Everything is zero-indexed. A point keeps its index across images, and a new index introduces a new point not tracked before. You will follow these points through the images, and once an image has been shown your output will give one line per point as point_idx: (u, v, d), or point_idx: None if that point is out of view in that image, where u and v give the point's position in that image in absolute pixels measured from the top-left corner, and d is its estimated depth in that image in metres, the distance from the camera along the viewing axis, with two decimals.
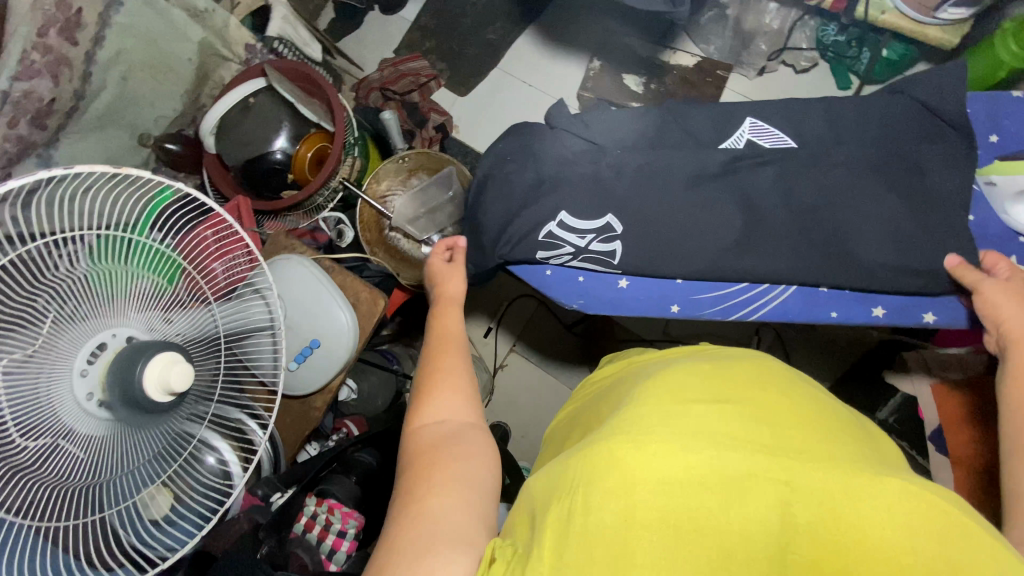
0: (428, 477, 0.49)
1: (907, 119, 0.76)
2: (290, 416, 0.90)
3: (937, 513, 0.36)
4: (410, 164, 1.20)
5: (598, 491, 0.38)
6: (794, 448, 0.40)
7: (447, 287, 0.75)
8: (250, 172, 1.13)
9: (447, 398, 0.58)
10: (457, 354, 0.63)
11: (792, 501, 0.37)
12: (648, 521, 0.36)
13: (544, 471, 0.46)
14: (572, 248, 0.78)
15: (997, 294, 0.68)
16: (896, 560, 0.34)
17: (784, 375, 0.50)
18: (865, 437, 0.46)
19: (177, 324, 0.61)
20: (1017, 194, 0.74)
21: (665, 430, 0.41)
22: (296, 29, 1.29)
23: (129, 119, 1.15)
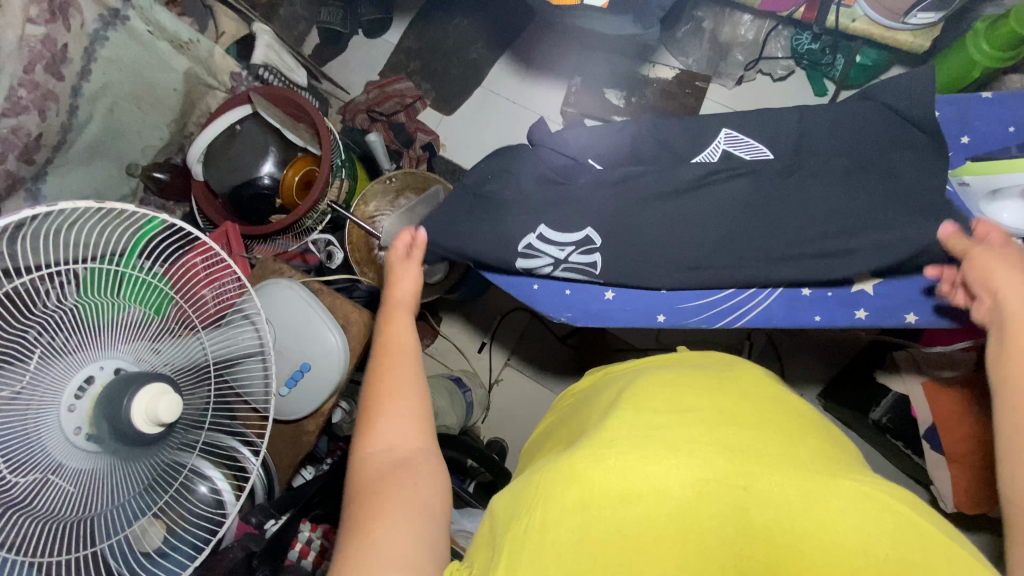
0: (382, 496, 0.50)
1: (881, 126, 0.78)
2: (282, 440, 0.90)
3: (887, 514, 0.39)
4: (398, 184, 1.21)
5: (559, 506, 0.40)
6: (755, 454, 0.43)
7: (398, 290, 0.73)
8: (237, 199, 1.14)
9: (392, 415, 0.57)
10: (404, 365, 0.62)
11: (747, 506, 0.39)
12: (606, 534, 0.38)
13: (509, 488, 0.47)
14: (552, 259, 0.81)
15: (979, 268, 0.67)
16: (850, 559, 0.36)
17: (753, 388, 0.54)
18: (829, 442, 0.49)
19: (164, 353, 0.61)
20: (990, 194, 0.75)
21: (627, 445, 0.43)
22: (281, 56, 1.30)
23: (117, 149, 1.16)
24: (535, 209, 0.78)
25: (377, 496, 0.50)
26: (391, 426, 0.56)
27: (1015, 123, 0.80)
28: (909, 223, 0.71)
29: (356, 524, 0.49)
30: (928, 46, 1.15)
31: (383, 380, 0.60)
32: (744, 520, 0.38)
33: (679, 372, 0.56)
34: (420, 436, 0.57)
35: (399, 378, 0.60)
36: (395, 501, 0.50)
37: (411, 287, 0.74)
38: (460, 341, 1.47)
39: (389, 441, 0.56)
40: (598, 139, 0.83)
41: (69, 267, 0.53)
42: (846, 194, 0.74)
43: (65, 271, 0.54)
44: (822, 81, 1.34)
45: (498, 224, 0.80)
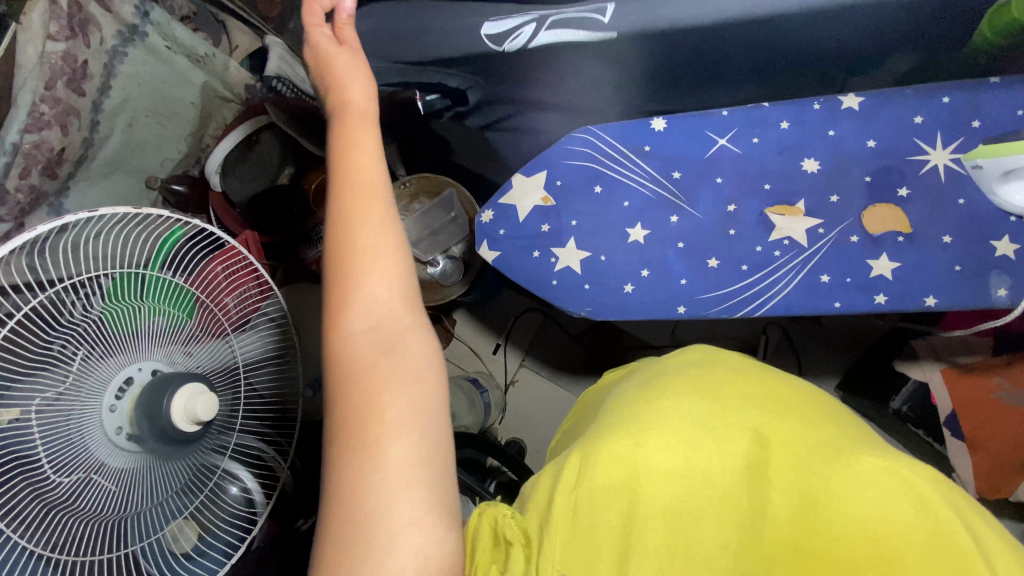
0: (375, 397, 0.49)
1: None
2: (305, 443, 0.91)
3: (909, 487, 0.39)
4: (411, 190, 1.21)
5: (592, 490, 0.41)
6: (780, 434, 0.44)
7: (347, 97, 0.62)
8: (254, 208, 1.15)
9: (368, 281, 0.54)
10: (370, 209, 0.56)
11: (771, 493, 0.40)
12: (633, 522, 0.39)
13: (541, 476, 0.49)
14: (537, 17, 0.61)
15: None
16: (872, 538, 0.37)
17: (767, 373, 0.55)
18: (847, 420, 0.50)
19: (196, 357, 0.63)
20: (1003, 177, 0.68)
21: (652, 426, 0.44)
22: (293, 66, 1.29)
23: (137, 163, 1.19)
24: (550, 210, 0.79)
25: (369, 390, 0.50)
26: (372, 303, 0.53)
27: None
28: (921, 210, 0.72)
29: (350, 419, 0.49)
30: None
31: (354, 249, 0.54)
32: (768, 507, 0.39)
33: (692, 360, 0.57)
34: (397, 297, 0.54)
35: (369, 236, 0.55)
36: (391, 405, 0.49)
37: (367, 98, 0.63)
38: (475, 343, 1.48)
39: (368, 307, 0.53)
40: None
41: (100, 273, 0.54)
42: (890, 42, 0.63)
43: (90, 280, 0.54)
44: None
45: None
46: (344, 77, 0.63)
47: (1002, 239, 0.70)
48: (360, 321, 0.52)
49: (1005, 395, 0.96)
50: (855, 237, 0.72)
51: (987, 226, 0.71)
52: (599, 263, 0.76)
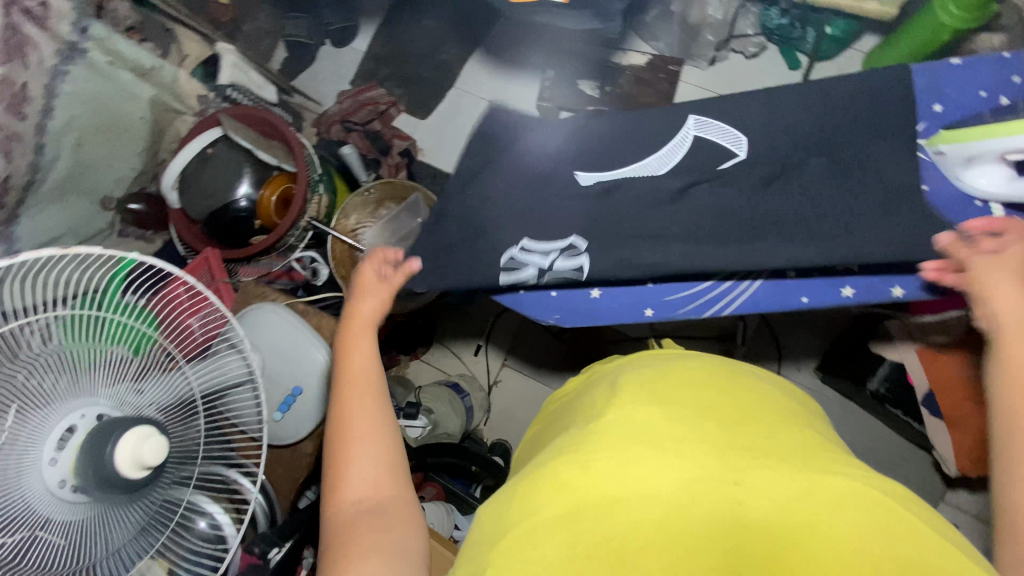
0: (352, 557, 0.47)
1: (886, 90, 0.72)
2: (281, 466, 0.88)
3: (874, 504, 0.39)
4: (377, 196, 1.19)
5: (545, 527, 0.40)
6: (740, 447, 0.44)
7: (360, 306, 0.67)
8: (217, 223, 1.12)
9: (358, 464, 0.53)
10: (368, 402, 0.58)
11: (742, 500, 0.39)
12: (594, 544, 0.38)
13: (492, 504, 0.48)
14: (537, 268, 0.76)
15: (992, 272, 0.60)
16: (844, 549, 0.36)
17: (729, 377, 0.56)
18: (810, 430, 0.50)
19: (148, 393, 0.60)
20: (965, 162, 0.66)
21: (607, 454, 0.45)
22: (247, 73, 1.31)
23: (90, 184, 1.14)
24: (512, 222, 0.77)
25: (348, 544, 0.48)
26: (359, 473, 0.53)
27: (1017, 72, 0.72)
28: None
29: None
30: (891, 12, 1.15)
31: (347, 420, 0.56)
32: (738, 516, 0.38)
33: (650, 367, 0.58)
34: (391, 480, 0.54)
35: (365, 418, 0.56)
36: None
37: (375, 306, 0.67)
38: (456, 345, 1.47)
39: (359, 488, 0.52)
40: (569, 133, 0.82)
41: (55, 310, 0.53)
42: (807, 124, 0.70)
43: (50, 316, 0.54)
44: (793, 53, 1.34)
45: (474, 234, 0.79)
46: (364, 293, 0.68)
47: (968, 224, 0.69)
48: (347, 482, 0.53)
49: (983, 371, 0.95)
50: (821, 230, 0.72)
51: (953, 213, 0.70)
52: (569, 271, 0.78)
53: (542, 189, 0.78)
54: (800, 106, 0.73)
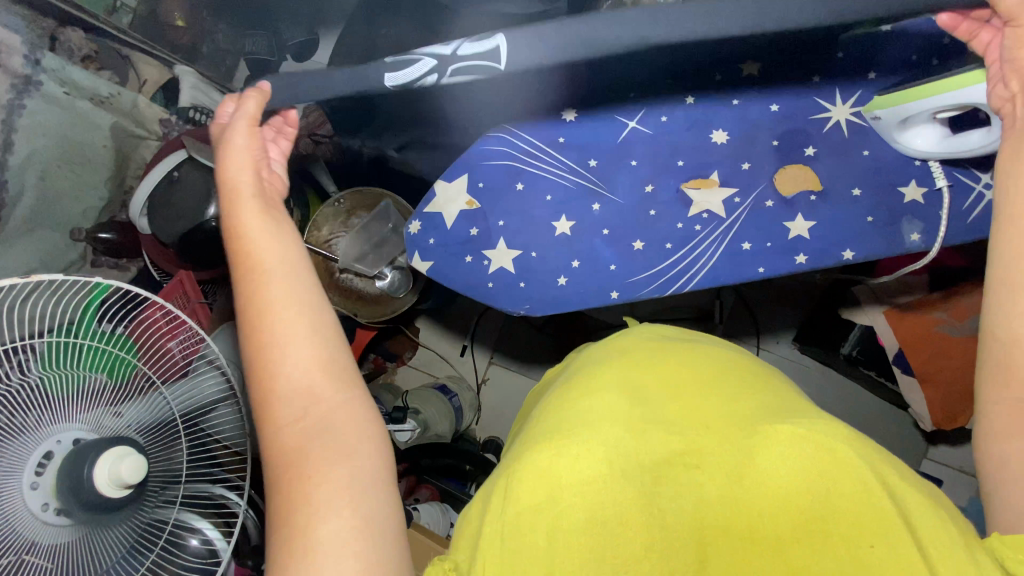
0: (306, 457, 0.48)
1: (825, 60, 0.74)
2: None
3: (822, 454, 0.42)
4: (347, 206, 1.17)
5: (528, 508, 0.41)
6: (699, 420, 0.47)
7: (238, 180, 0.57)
8: (186, 246, 1.11)
9: (288, 361, 0.50)
10: (279, 287, 0.52)
11: (702, 479, 0.42)
12: (569, 526, 0.40)
13: (474, 506, 0.48)
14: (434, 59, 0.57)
15: None
16: (788, 503, 0.39)
17: (684, 348, 0.59)
18: (766, 389, 0.52)
19: (127, 415, 0.61)
20: (901, 124, 0.68)
21: (581, 433, 0.46)
22: (207, 94, 1.31)
23: (56, 217, 1.13)
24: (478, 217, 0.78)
25: (306, 473, 0.47)
26: (298, 379, 0.50)
27: None
28: (834, 166, 0.73)
29: (286, 485, 0.47)
30: None
31: (262, 313, 0.51)
32: (698, 489, 0.42)
33: (615, 350, 0.61)
34: (326, 371, 0.51)
35: (280, 308, 0.51)
36: (327, 471, 0.47)
37: (247, 157, 0.58)
38: (442, 347, 1.48)
39: (294, 384, 0.50)
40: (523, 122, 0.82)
41: (30, 341, 0.54)
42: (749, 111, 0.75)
43: (29, 348, 0.56)
44: None
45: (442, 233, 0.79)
46: (243, 166, 0.58)
47: (910, 184, 0.72)
48: (279, 383, 0.50)
49: (948, 326, 0.99)
50: (770, 202, 0.74)
51: (893, 174, 0.72)
52: (531, 259, 0.78)
53: None
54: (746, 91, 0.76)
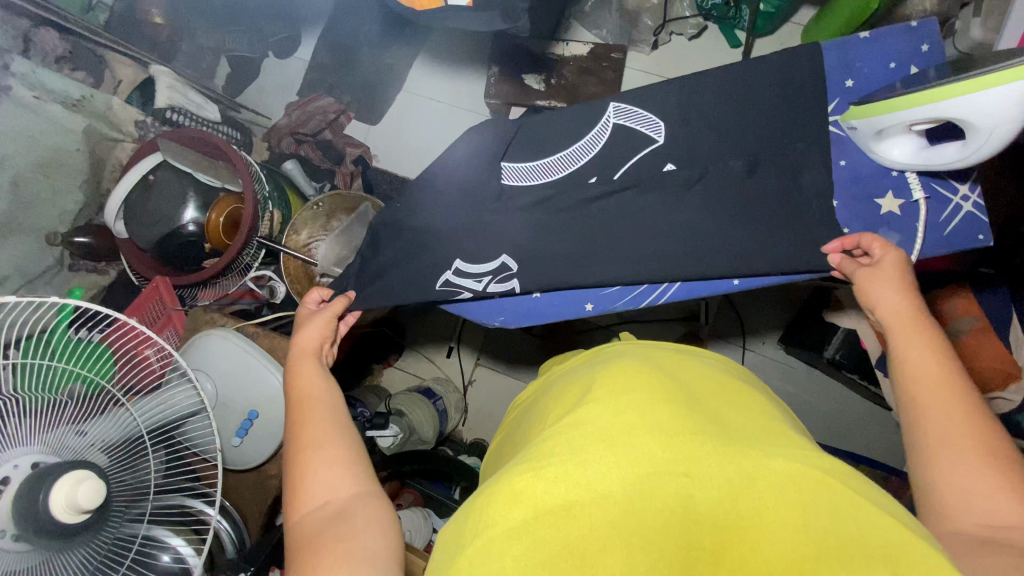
0: (316, 546, 0.45)
1: (796, 71, 0.75)
2: (247, 489, 0.88)
3: (806, 480, 0.39)
4: (325, 209, 1.15)
5: (504, 533, 0.37)
6: (686, 430, 0.43)
7: (300, 338, 0.68)
8: (164, 250, 1.10)
9: (319, 470, 0.50)
10: (320, 409, 0.57)
11: (692, 492, 0.38)
12: (550, 552, 0.36)
13: (449, 529, 0.44)
14: (471, 292, 0.78)
15: (870, 282, 0.62)
16: (780, 531, 0.36)
17: (668, 363, 0.56)
18: (751, 411, 0.50)
19: (91, 433, 0.60)
20: (875, 135, 0.67)
21: (564, 451, 0.42)
22: (185, 95, 1.27)
23: (30, 221, 1.09)
24: (451, 232, 0.79)
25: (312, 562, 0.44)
26: (323, 479, 0.50)
27: (927, 41, 0.73)
28: (809, 177, 0.72)
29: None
30: None
31: (302, 432, 0.54)
32: (683, 509, 0.37)
33: (597, 367, 0.58)
34: (354, 476, 0.51)
35: (315, 425, 0.55)
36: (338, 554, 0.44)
37: (315, 335, 0.68)
38: (427, 350, 1.47)
39: (321, 490, 0.49)
40: (496, 133, 0.82)
41: None
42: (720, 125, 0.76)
43: None
44: (733, 32, 1.34)
45: (422, 247, 0.80)
46: (301, 329, 0.69)
47: (886, 196, 0.72)
48: (307, 487, 0.50)
49: None
50: (748, 211, 0.72)
51: (868, 185, 0.73)
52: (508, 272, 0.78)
53: (480, 200, 0.80)
54: (719, 104, 0.77)
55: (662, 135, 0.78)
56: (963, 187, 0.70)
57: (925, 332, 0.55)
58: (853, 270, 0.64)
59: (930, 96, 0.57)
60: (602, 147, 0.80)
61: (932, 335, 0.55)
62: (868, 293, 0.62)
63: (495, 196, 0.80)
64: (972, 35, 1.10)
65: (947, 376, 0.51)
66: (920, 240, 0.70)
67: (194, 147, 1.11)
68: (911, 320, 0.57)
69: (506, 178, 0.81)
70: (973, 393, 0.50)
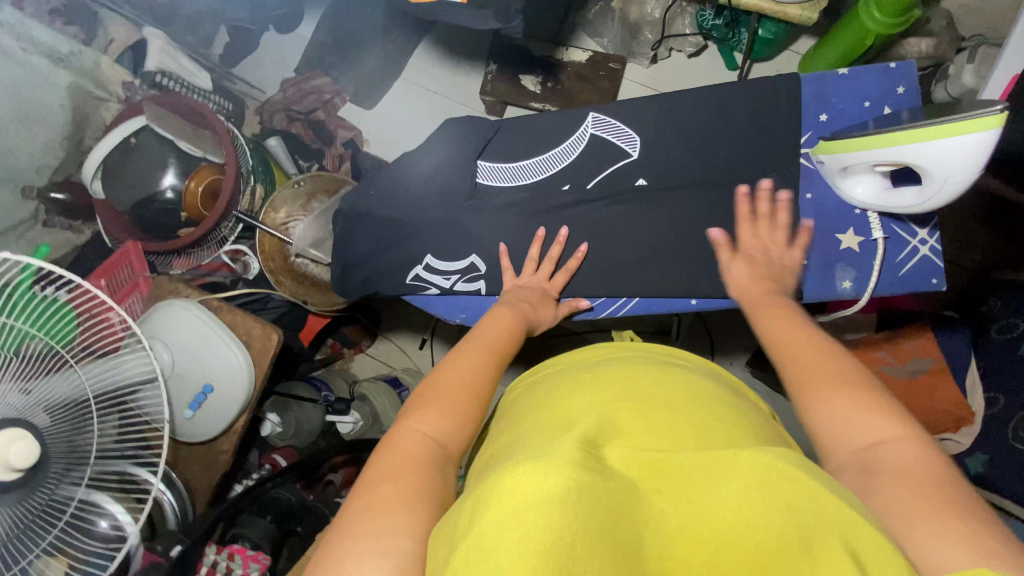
0: (395, 476, 0.44)
1: (775, 99, 0.76)
2: (197, 462, 0.88)
3: (785, 478, 0.36)
4: (307, 188, 1.15)
5: (494, 526, 0.31)
6: (671, 445, 0.41)
7: (538, 315, 0.70)
8: (139, 214, 1.09)
9: (435, 410, 0.50)
10: (487, 360, 0.56)
11: (664, 508, 0.36)
12: (541, 543, 0.29)
13: (442, 522, 0.38)
14: (439, 289, 0.81)
15: (741, 269, 0.66)
16: (752, 534, 0.34)
17: (647, 370, 0.52)
18: (747, 419, 0.47)
19: (37, 392, 0.61)
20: (840, 171, 0.68)
21: (546, 444, 0.38)
22: (176, 59, 1.25)
23: (5, 172, 1.08)
24: (424, 226, 0.80)
25: (378, 496, 0.42)
26: (433, 419, 0.49)
27: (903, 83, 0.74)
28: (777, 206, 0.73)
29: (370, 493, 0.43)
30: (816, 17, 1.10)
31: (456, 370, 0.54)
32: (659, 524, 0.36)
33: (587, 370, 0.55)
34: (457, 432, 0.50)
35: (465, 368, 0.54)
36: (404, 492, 0.43)
37: (546, 313, 0.71)
38: (400, 340, 1.46)
39: (424, 431, 0.48)
40: (474, 132, 0.83)
41: None
42: (693, 147, 0.77)
43: None
44: (731, 54, 1.35)
45: (392, 237, 0.81)
46: (525, 300, 0.70)
47: (847, 232, 0.73)
48: (425, 422, 0.49)
49: (889, 367, 1.02)
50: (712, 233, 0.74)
51: (832, 220, 0.74)
52: (476, 274, 0.79)
53: (454, 199, 0.81)
54: (695, 125, 0.78)
55: (636, 150, 0.79)
56: (923, 232, 0.72)
57: (776, 307, 0.60)
58: (725, 258, 0.68)
59: (891, 140, 0.59)
60: (577, 155, 0.80)
61: (782, 300, 0.61)
62: (740, 279, 0.66)
63: (468, 195, 0.81)
64: (963, 80, 1.11)
65: (799, 331, 0.55)
66: (876, 278, 0.72)
67: (179, 112, 1.09)
68: (767, 297, 0.61)
69: (481, 177, 0.82)
70: (826, 340, 0.53)
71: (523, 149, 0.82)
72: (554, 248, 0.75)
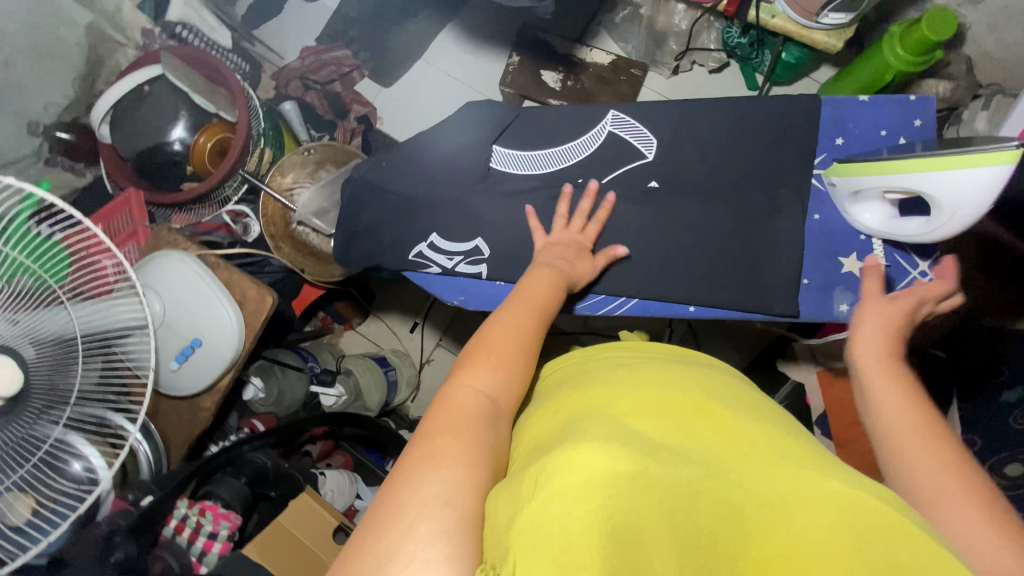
0: (451, 427, 0.44)
1: (793, 118, 0.77)
2: (178, 418, 0.88)
3: (865, 503, 0.36)
4: (316, 157, 1.14)
5: (562, 497, 0.34)
6: (743, 448, 0.42)
7: (577, 268, 0.69)
8: (145, 163, 1.09)
9: (489, 367, 0.50)
10: (534, 322, 0.56)
11: (744, 505, 0.37)
12: (605, 523, 0.32)
13: (507, 486, 0.39)
14: (440, 268, 0.81)
15: (878, 315, 0.64)
16: (843, 557, 0.33)
17: (709, 378, 0.53)
18: (797, 431, 0.48)
19: (24, 324, 0.60)
20: (850, 195, 0.70)
21: (620, 438, 0.39)
22: (200, 13, 1.24)
23: (14, 105, 1.07)
24: (433, 204, 0.80)
25: (435, 443, 0.43)
26: (485, 375, 0.49)
27: (920, 117, 0.75)
28: (784, 222, 0.74)
29: (428, 440, 0.43)
30: (843, 46, 1.11)
31: (504, 328, 0.54)
32: (740, 520, 0.36)
33: (652, 365, 0.55)
34: (505, 391, 0.50)
35: (512, 328, 0.54)
36: (462, 443, 0.43)
37: (585, 267, 0.70)
38: (391, 320, 1.46)
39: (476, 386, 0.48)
40: (492, 116, 0.83)
41: None
42: (707, 156, 0.77)
43: None
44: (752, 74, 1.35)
45: (400, 212, 0.81)
46: (572, 259, 0.69)
47: (850, 256, 0.74)
48: (478, 377, 0.49)
49: None
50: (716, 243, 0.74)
51: (837, 243, 0.75)
52: (479, 258, 0.79)
53: (465, 180, 0.81)
54: (712, 134, 0.78)
55: (651, 153, 0.79)
56: (923, 263, 0.73)
57: (896, 378, 0.56)
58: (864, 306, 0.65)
59: (901, 167, 0.60)
60: (593, 151, 0.81)
61: (906, 371, 0.57)
62: (868, 327, 0.63)
63: (479, 177, 0.81)
64: (976, 126, 1.12)
65: (919, 411, 0.52)
66: None
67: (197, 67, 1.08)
68: (886, 363, 0.58)
69: (495, 161, 0.82)
70: (952, 438, 0.50)
71: (540, 138, 0.82)
72: (585, 201, 0.73)
